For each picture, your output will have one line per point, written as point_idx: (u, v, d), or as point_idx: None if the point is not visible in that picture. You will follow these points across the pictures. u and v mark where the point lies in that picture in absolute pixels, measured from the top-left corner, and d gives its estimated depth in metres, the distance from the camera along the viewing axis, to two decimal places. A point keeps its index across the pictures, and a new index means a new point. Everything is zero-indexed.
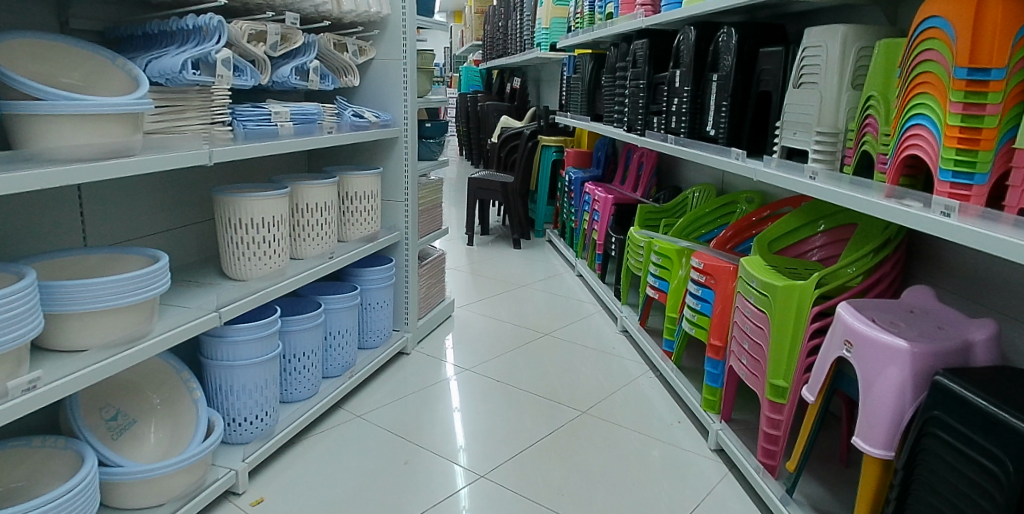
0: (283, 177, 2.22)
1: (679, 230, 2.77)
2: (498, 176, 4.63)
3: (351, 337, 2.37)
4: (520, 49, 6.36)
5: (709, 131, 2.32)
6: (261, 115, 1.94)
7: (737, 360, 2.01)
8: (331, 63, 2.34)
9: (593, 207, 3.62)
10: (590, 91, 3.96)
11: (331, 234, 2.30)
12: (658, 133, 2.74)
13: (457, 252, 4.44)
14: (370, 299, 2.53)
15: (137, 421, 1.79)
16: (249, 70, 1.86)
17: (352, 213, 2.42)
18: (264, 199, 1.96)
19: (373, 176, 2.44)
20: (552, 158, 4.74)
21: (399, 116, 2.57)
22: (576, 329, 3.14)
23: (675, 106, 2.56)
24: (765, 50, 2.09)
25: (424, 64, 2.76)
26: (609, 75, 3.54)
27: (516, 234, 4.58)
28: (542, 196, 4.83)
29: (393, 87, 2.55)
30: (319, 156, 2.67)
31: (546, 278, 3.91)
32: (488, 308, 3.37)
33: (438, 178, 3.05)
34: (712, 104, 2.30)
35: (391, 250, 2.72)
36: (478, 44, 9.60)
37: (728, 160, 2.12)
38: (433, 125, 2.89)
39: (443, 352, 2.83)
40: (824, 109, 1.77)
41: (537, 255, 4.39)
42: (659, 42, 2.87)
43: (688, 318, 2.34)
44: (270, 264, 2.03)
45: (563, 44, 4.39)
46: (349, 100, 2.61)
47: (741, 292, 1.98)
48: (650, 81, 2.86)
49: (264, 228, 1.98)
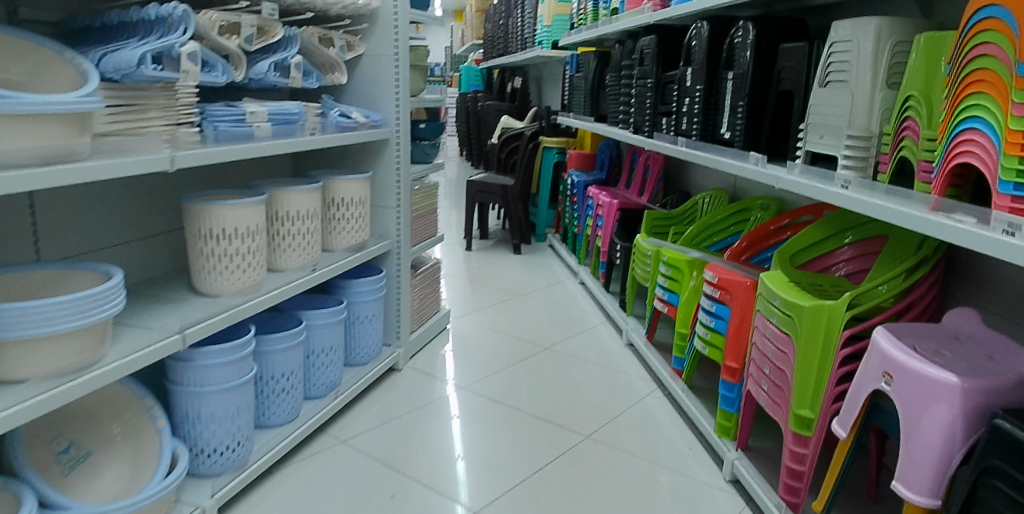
0: (263, 182, 2.05)
1: (689, 238, 2.60)
2: (498, 179, 4.45)
3: (337, 354, 2.20)
4: (521, 47, 6.18)
5: (724, 134, 2.14)
6: (235, 115, 1.77)
7: (756, 385, 1.84)
8: (315, 59, 2.16)
9: (597, 212, 3.45)
10: (594, 90, 3.78)
11: (316, 244, 2.12)
12: (667, 135, 2.56)
13: (455, 257, 4.27)
14: (358, 312, 2.35)
15: (93, 453, 1.63)
16: (220, 66, 1.69)
17: (340, 221, 2.24)
18: (238, 208, 1.78)
19: (361, 181, 2.26)
20: (554, 159, 4.56)
21: (390, 116, 2.39)
22: (578, 342, 2.96)
23: (686, 107, 2.38)
24: (787, 46, 1.91)
25: (419, 61, 2.58)
26: (615, 75, 3.36)
27: (515, 239, 4.39)
28: (543, 199, 4.65)
29: (383, 86, 2.37)
30: (305, 158, 2.50)
31: (547, 286, 3.73)
32: (485, 319, 3.20)
33: (432, 181, 2.87)
34: (728, 104, 2.12)
35: (381, 259, 2.54)
36: (480, 43, 9.42)
37: (746, 165, 1.94)
38: (427, 125, 2.70)
39: (436, 368, 2.65)
40: (855, 110, 1.60)
41: (539, 261, 4.21)
42: (668, 39, 2.70)
43: (700, 336, 2.18)
44: (244, 279, 1.85)
45: (565, 42, 4.22)
46: (337, 99, 2.43)
47: (762, 311, 1.81)
48: (658, 81, 2.68)
49: (237, 240, 1.80)
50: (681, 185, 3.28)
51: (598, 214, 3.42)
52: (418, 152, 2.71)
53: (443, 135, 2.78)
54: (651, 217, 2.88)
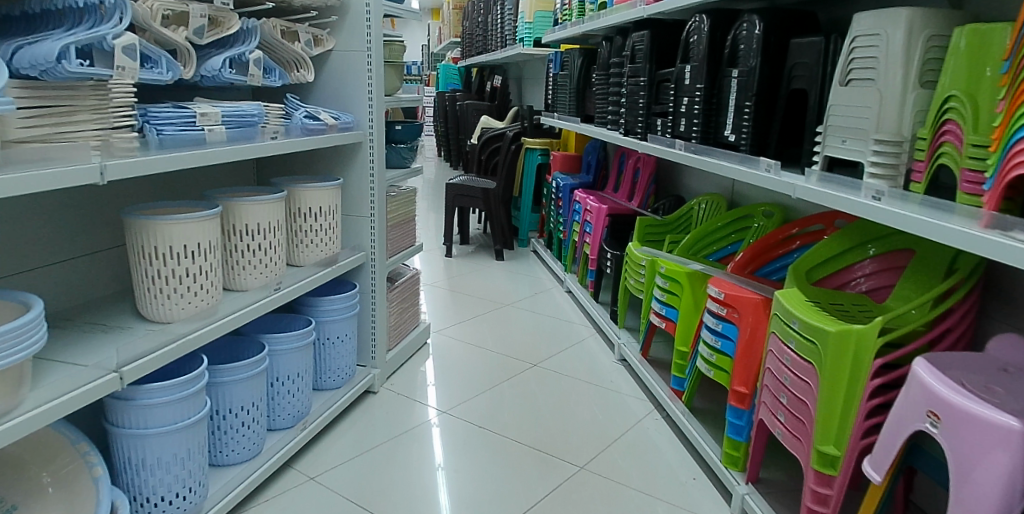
0: (217, 191, 1.82)
1: (685, 248, 2.43)
2: (478, 182, 4.24)
3: (305, 381, 1.98)
4: (501, 45, 5.98)
5: (729, 136, 1.97)
6: (184, 117, 1.55)
7: (770, 415, 1.67)
8: (278, 54, 1.95)
9: (584, 217, 3.26)
10: (579, 89, 3.60)
11: (280, 260, 1.90)
12: (662, 137, 2.38)
13: (434, 264, 4.05)
14: (327, 333, 2.12)
15: (18, 508, 1.39)
16: (165, 61, 1.46)
17: (307, 233, 2.02)
18: (188, 223, 1.55)
19: (331, 189, 2.04)
20: (537, 161, 4.36)
21: (363, 117, 2.18)
22: (567, 357, 2.77)
23: (684, 107, 2.21)
24: (798, 41, 1.75)
25: (394, 57, 2.37)
26: (602, 73, 3.19)
27: (498, 244, 4.19)
28: (526, 202, 4.45)
29: (355, 84, 2.16)
30: (270, 164, 2.28)
31: (532, 295, 3.53)
32: (468, 333, 2.99)
33: (410, 187, 2.65)
34: (733, 104, 1.95)
35: (355, 273, 2.32)
36: (457, 41, 9.21)
37: (756, 171, 1.76)
38: (403, 127, 2.49)
39: (415, 390, 2.44)
40: (884, 111, 1.43)
41: (522, 268, 4.02)
42: (662, 34, 2.52)
43: (704, 358, 2.00)
44: (197, 303, 1.62)
45: (549, 39, 4.03)
46: (303, 99, 2.21)
47: (777, 334, 1.63)
48: (652, 80, 2.50)
49: (189, 259, 1.58)
50: (674, 190, 3.12)
51: (586, 220, 3.24)
52: (394, 157, 2.50)
53: (421, 137, 2.56)
54: (643, 224, 2.70)
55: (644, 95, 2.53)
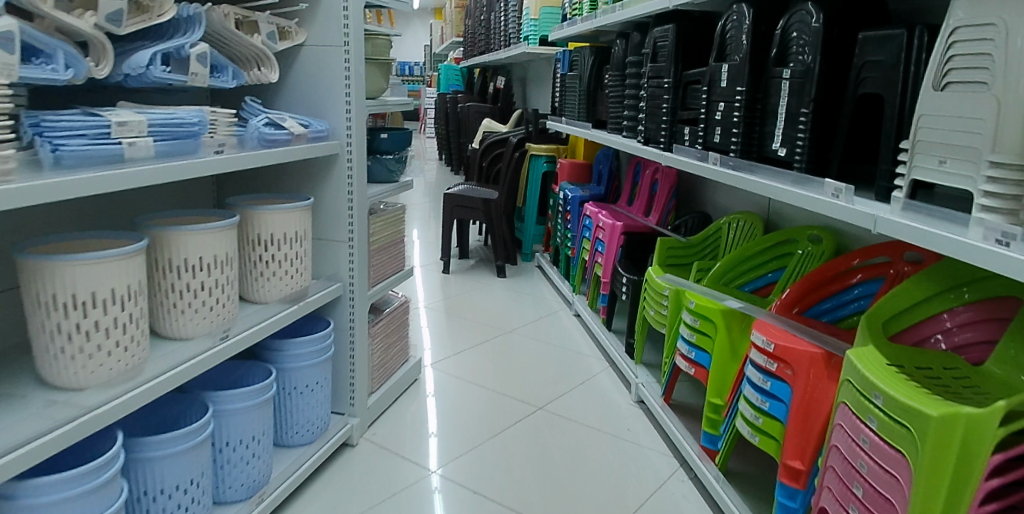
0: (150, 217, 1.47)
1: (715, 277, 2.09)
2: (478, 191, 3.89)
3: (263, 444, 1.63)
4: (505, 45, 5.64)
5: (779, 150, 1.63)
6: (93, 127, 1.16)
7: (837, 506, 1.32)
8: (232, 49, 1.60)
9: (596, 235, 2.92)
10: (591, 91, 3.26)
11: (231, 299, 1.54)
12: (691, 148, 2.04)
13: (429, 281, 3.70)
14: (293, 382, 1.77)
15: None
16: (63, 57, 1.10)
17: (267, 264, 1.67)
18: (99, 263, 1.20)
19: (297, 211, 1.69)
20: (542, 169, 4.02)
21: (339, 125, 1.84)
22: (577, 399, 2.41)
23: (718, 114, 1.86)
24: (871, 33, 1.41)
25: (378, 53, 2.02)
26: (617, 75, 2.85)
27: (500, 260, 3.83)
28: (531, 213, 4.09)
29: (330, 86, 1.82)
30: (232, 179, 1.94)
31: (536, 319, 3.18)
32: (463, 367, 2.63)
33: (398, 204, 2.30)
34: (784, 111, 1.60)
35: (330, 308, 1.96)
36: (460, 40, 8.87)
37: (819, 198, 1.42)
38: (388, 134, 2.14)
39: (401, 442, 2.09)
40: (1004, 124, 1.09)
41: (526, 287, 3.66)
42: (689, 29, 2.19)
43: (745, 418, 1.65)
44: (118, 361, 1.26)
45: (557, 37, 3.70)
46: (267, 103, 1.88)
47: (851, 406, 1.29)
48: (677, 81, 2.16)
49: (100, 310, 1.21)
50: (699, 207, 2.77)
51: (597, 238, 2.90)
52: (379, 170, 2.14)
53: (408, 147, 2.20)
54: (664, 244, 2.37)
55: (666, 99, 2.18)
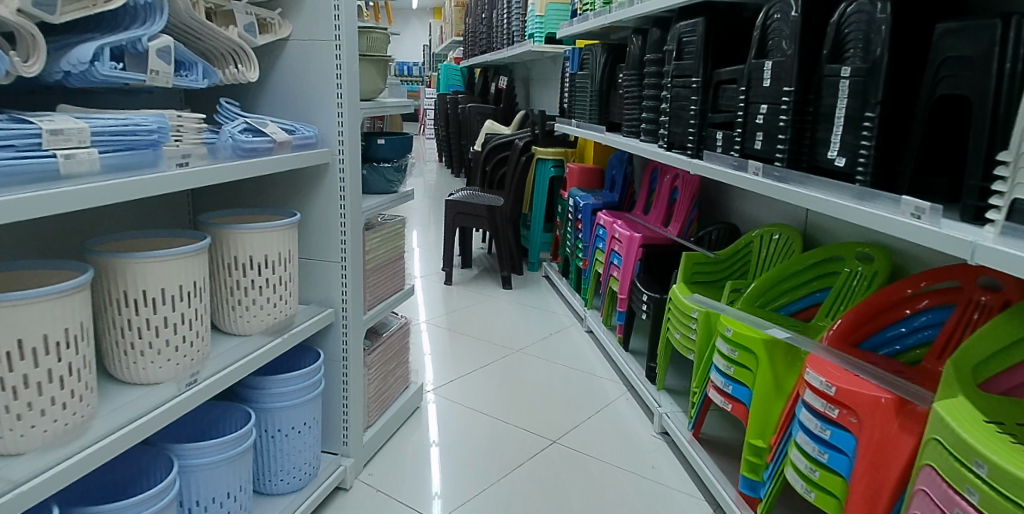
0: (103, 241, 1.25)
1: (751, 299, 1.88)
2: (482, 198, 3.67)
3: (240, 500, 1.40)
4: (508, 43, 5.42)
5: (838, 160, 1.41)
6: (19, 137, 0.94)
7: None
8: (205, 45, 1.39)
9: (611, 247, 2.70)
10: (603, 92, 3.04)
11: (204, 334, 1.32)
12: (724, 155, 1.83)
13: (431, 294, 3.48)
14: (277, 424, 1.55)
15: None
16: None
17: (247, 292, 1.45)
18: (32, 304, 0.97)
19: (281, 231, 1.47)
20: (550, 174, 3.79)
21: (331, 131, 1.62)
22: (593, 430, 2.19)
23: (760, 118, 1.65)
24: (953, 24, 1.20)
25: (374, 49, 1.79)
26: (634, 75, 2.64)
27: (505, 270, 3.61)
28: (539, 220, 3.87)
29: (319, 86, 1.60)
30: (211, 191, 1.72)
31: (546, 337, 2.96)
32: (469, 393, 2.41)
33: (395, 218, 2.06)
34: (843, 115, 1.39)
35: (321, 336, 1.74)
36: (460, 39, 8.64)
37: (894, 219, 1.20)
38: (386, 140, 1.91)
39: (401, 483, 1.86)
40: None
41: (534, 299, 3.44)
42: (720, 23, 1.98)
43: (798, 469, 1.43)
44: (57, 419, 1.02)
45: (565, 34, 3.48)
46: (249, 107, 1.66)
47: (940, 471, 1.07)
48: (707, 81, 1.95)
49: (31, 362, 0.97)
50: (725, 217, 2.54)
51: (613, 250, 2.69)
52: (376, 180, 1.91)
53: (407, 154, 1.98)
54: (691, 259, 2.16)
55: (694, 100, 1.97)
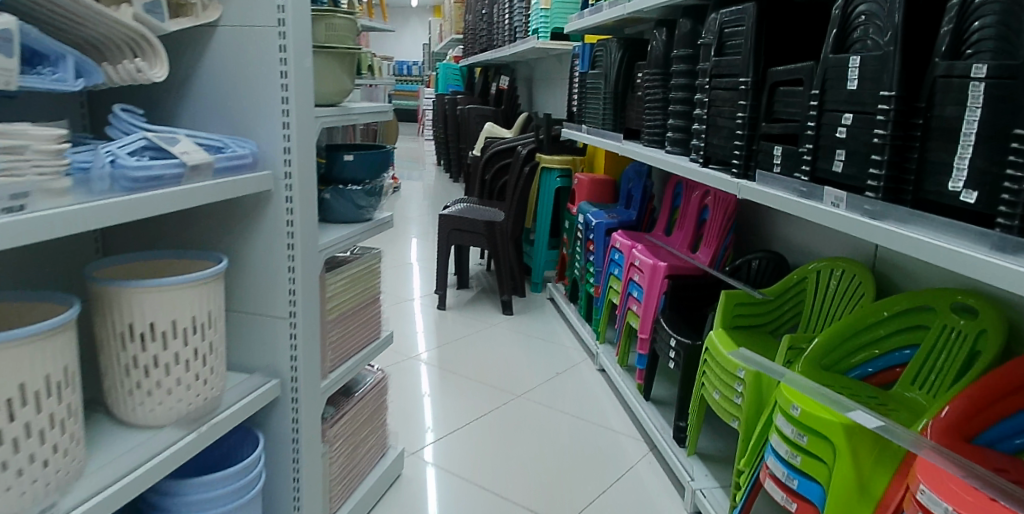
0: None
1: (814, 359, 1.50)
2: (480, 212, 3.27)
3: None
4: (509, 40, 5.02)
5: (963, 197, 1.02)
6: None
7: None
8: (91, 32, 1.00)
9: (629, 276, 2.31)
10: (619, 94, 2.65)
11: (72, 444, 0.91)
12: (786, 177, 1.43)
13: (422, 321, 3.08)
14: None
15: None
16: None
17: (146, 372, 1.05)
18: None
19: (193, 287, 1.08)
20: (555, 185, 3.40)
21: (272, 148, 1.22)
22: (609, 507, 1.79)
23: (841, 131, 1.26)
24: None
25: (332, 39, 1.38)
26: (659, 74, 2.26)
27: (506, 293, 3.21)
28: (543, 236, 3.46)
29: (259, 89, 1.21)
30: (125, 228, 1.33)
31: (552, 377, 2.56)
32: (460, 454, 2.01)
33: (367, 250, 1.66)
34: (974, 133, 1.00)
35: (264, 413, 1.34)
36: (459, 37, 8.22)
37: None
38: (354, 155, 1.50)
39: None
40: None
41: (538, 328, 3.04)
42: (774, 9, 1.59)
43: None
44: None
45: (574, 28, 3.09)
46: (168, 117, 1.27)
47: None
48: (759, 82, 1.57)
49: None
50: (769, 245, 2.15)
51: (631, 280, 2.29)
52: (343, 206, 1.51)
53: (380, 171, 1.57)
54: (730, 298, 1.79)
55: (741, 105, 1.58)
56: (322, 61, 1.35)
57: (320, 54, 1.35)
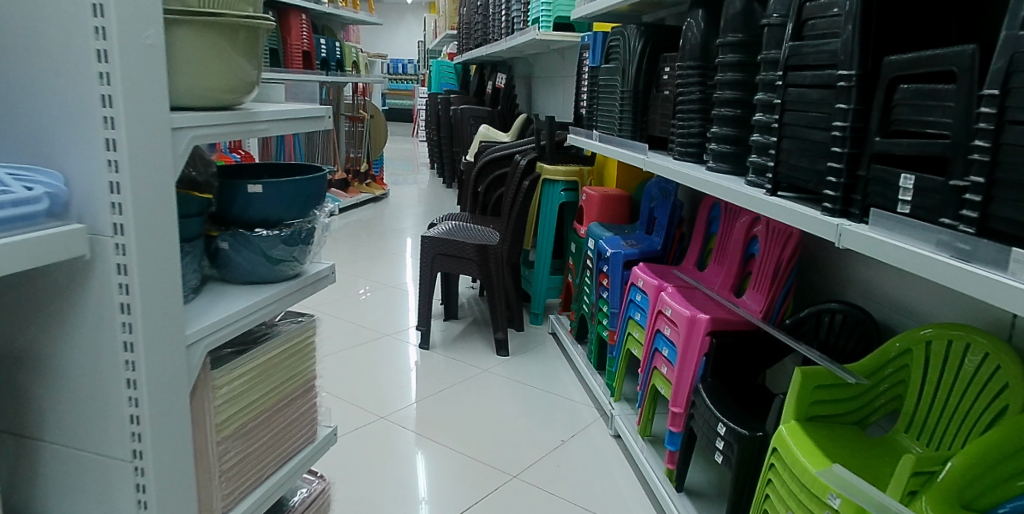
0: None
1: (952, 493, 1.02)
2: (471, 234, 2.75)
3: None
4: (505, 34, 4.52)
5: None
6: None
7: None
8: None
9: (656, 327, 1.81)
10: (641, 93, 2.15)
11: None
12: (925, 227, 0.94)
13: (399, 364, 2.57)
14: None
15: None
16: None
17: None
18: None
19: None
20: (559, 200, 2.89)
21: (89, 182, 0.70)
22: None
23: None
24: None
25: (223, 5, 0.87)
26: (695, 70, 1.78)
27: (501, 329, 2.69)
28: (545, 259, 2.94)
29: (60, 78, 0.69)
30: None
31: (556, 447, 2.05)
32: None
33: (292, 320, 1.14)
34: None
35: None
36: (453, 33, 7.70)
37: None
38: (268, 186, 0.98)
39: None
40: None
41: (538, 373, 2.53)
42: None
43: None
44: None
45: (583, 14, 2.58)
46: None
47: None
48: (868, 78, 1.08)
49: None
50: (845, 293, 1.64)
51: (659, 332, 1.79)
52: (245, 260, 0.99)
53: (309, 207, 1.05)
54: (806, 379, 1.31)
55: (838, 110, 1.12)
56: (215, 43, 0.86)
57: (212, 32, 0.85)
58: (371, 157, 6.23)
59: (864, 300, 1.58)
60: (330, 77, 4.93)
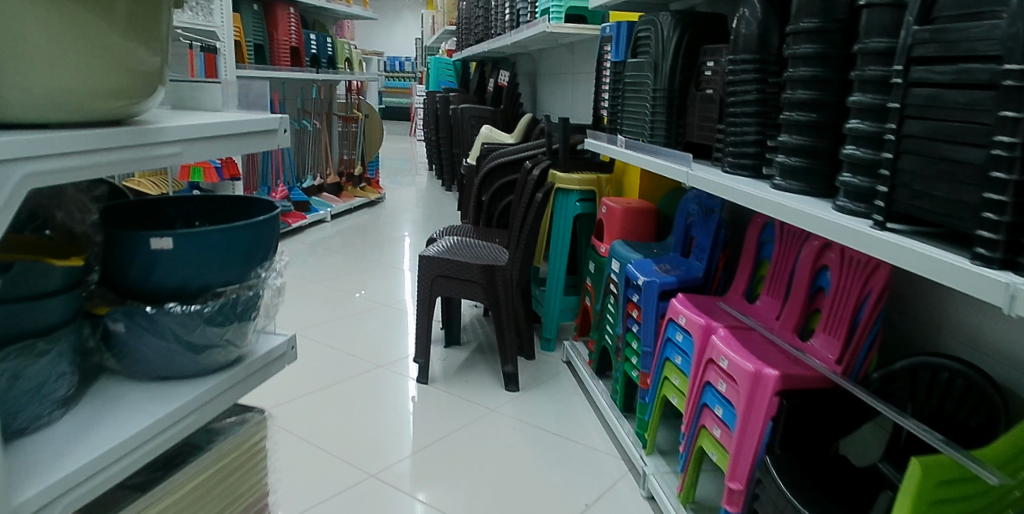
0: None
1: None
2: (475, 252, 2.42)
3: None
4: (509, 28, 4.18)
5: None
6: None
7: None
8: None
9: (707, 377, 1.48)
10: (678, 91, 1.82)
11: None
12: None
13: (394, 403, 2.24)
14: None
15: None
16: None
17: None
18: None
19: None
20: (573, 212, 2.56)
21: None
22: None
23: None
24: None
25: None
26: (751, 64, 1.44)
27: (510, 361, 2.36)
28: (558, 278, 2.61)
29: None
30: None
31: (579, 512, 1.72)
32: None
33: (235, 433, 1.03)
34: None
35: None
36: (453, 28, 7.35)
37: None
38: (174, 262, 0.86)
39: None
40: None
41: (554, 415, 2.20)
42: None
43: None
44: None
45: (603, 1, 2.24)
46: None
47: None
48: None
49: None
50: (951, 342, 1.31)
51: (709, 384, 1.47)
52: (148, 346, 0.87)
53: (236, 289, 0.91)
54: (925, 470, 0.99)
55: (1002, 120, 0.79)
56: (85, 24, 0.68)
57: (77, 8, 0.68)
58: (366, 160, 5.88)
59: (980, 354, 1.24)
60: (322, 74, 4.58)
